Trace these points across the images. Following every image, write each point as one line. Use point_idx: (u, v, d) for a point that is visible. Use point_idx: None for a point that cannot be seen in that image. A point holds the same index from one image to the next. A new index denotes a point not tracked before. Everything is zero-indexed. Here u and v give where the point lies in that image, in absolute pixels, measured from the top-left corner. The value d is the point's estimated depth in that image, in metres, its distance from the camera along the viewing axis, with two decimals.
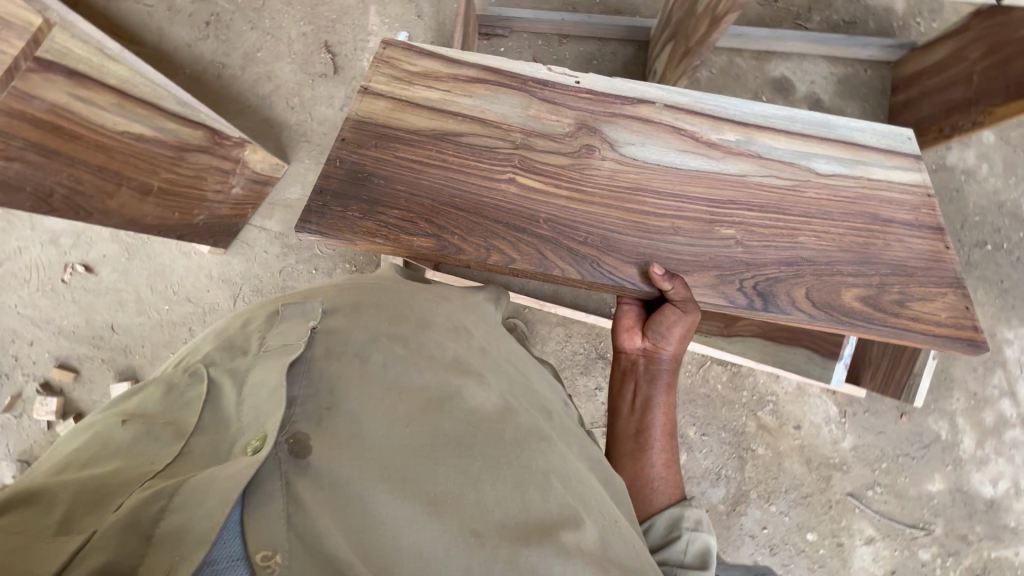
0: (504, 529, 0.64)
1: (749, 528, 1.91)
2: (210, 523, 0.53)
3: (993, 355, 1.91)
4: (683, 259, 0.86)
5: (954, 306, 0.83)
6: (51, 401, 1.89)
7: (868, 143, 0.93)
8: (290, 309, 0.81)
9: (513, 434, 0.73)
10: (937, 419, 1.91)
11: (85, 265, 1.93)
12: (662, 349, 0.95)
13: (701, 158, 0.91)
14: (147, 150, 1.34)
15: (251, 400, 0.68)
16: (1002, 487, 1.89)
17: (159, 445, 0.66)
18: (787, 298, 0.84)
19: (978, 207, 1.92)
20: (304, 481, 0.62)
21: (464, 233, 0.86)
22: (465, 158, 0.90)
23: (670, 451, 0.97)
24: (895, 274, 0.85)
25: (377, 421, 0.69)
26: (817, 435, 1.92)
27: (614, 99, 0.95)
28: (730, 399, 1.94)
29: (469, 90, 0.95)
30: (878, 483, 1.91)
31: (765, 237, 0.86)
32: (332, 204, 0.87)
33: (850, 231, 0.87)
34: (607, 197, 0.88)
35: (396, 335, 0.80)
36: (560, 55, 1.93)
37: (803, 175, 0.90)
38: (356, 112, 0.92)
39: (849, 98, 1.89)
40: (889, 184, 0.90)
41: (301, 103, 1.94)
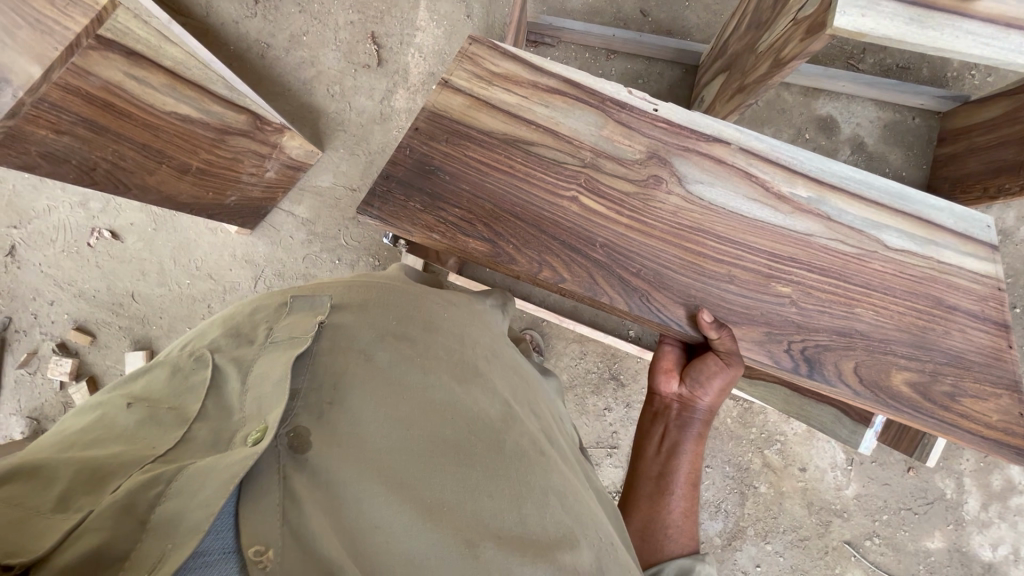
0: (503, 551, 0.52)
1: (742, 563, 1.92)
2: (208, 509, 0.42)
3: None
4: (734, 309, 0.85)
5: (1007, 411, 0.83)
6: (66, 362, 1.91)
7: (943, 223, 0.91)
8: (297, 300, 0.65)
9: (516, 444, 0.60)
10: (944, 477, 1.89)
11: (111, 231, 1.94)
12: (699, 399, 0.96)
13: (768, 209, 0.89)
14: (191, 130, 1.34)
15: (257, 390, 0.54)
16: (1001, 552, 1.88)
17: (165, 429, 0.53)
18: (834, 368, 0.83)
19: (1012, 268, 1.90)
20: (303, 478, 0.50)
21: (519, 244, 0.85)
22: (533, 168, 0.89)
23: (690, 503, 0.96)
24: (951, 365, 0.85)
25: (375, 421, 0.56)
26: (820, 479, 1.92)
27: (690, 132, 0.93)
28: (737, 434, 1.93)
29: (546, 99, 0.93)
30: (877, 534, 1.90)
31: (821, 302, 0.86)
32: (396, 192, 0.86)
33: (911, 311, 0.86)
34: (667, 233, 0.87)
35: (405, 335, 0.65)
36: (606, 71, 1.90)
37: (870, 246, 0.88)
38: (432, 103, 0.91)
39: (893, 145, 1.85)
40: (959, 270, 0.88)
41: (341, 92, 1.92)
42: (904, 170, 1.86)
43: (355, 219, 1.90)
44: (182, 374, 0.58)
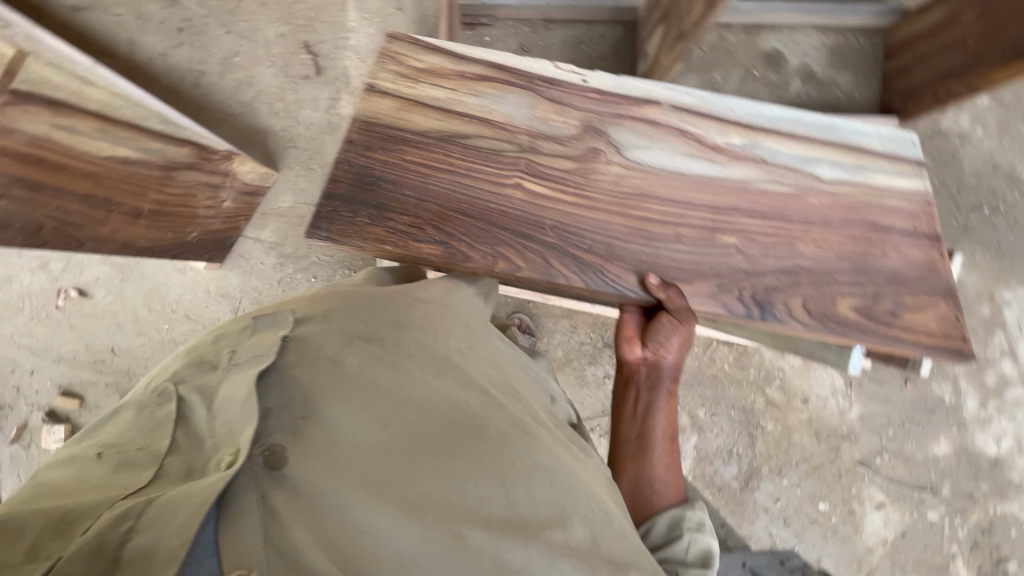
0: (492, 537, 0.51)
1: (762, 502, 1.94)
2: (180, 539, 0.42)
3: (993, 317, 1.95)
4: (683, 267, 0.86)
5: (944, 317, 0.86)
6: (58, 429, 1.88)
7: (873, 148, 0.97)
8: (259, 320, 0.65)
9: (497, 429, 0.59)
10: (940, 383, 1.95)
11: (79, 289, 1.89)
12: (664, 357, 0.95)
13: (706, 162, 0.92)
14: (131, 173, 1.34)
15: (224, 412, 0.53)
16: (1006, 445, 1.94)
17: (136, 467, 0.51)
18: (783, 307, 0.85)
19: (974, 169, 1.96)
20: (283, 493, 0.48)
21: (471, 240, 0.84)
22: (471, 161, 0.88)
23: (672, 457, 0.96)
24: (889, 284, 0.87)
25: (351, 424, 0.55)
26: (824, 407, 1.96)
27: (621, 99, 0.95)
28: (737, 378, 1.96)
29: (474, 88, 0.93)
30: (886, 450, 1.95)
31: (765, 246, 0.88)
32: (341, 209, 0.83)
33: (849, 239, 0.89)
34: (611, 203, 0.88)
35: (374, 336, 0.64)
36: (547, 42, 1.87)
37: (806, 181, 0.92)
38: (362, 112, 0.89)
39: (842, 68, 1.86)
40: (890, 191, 0.94)
41: (285, 108, 1.88)
42: (856, 92, 1.86)
43: None
44: (147, 412, 0.56)
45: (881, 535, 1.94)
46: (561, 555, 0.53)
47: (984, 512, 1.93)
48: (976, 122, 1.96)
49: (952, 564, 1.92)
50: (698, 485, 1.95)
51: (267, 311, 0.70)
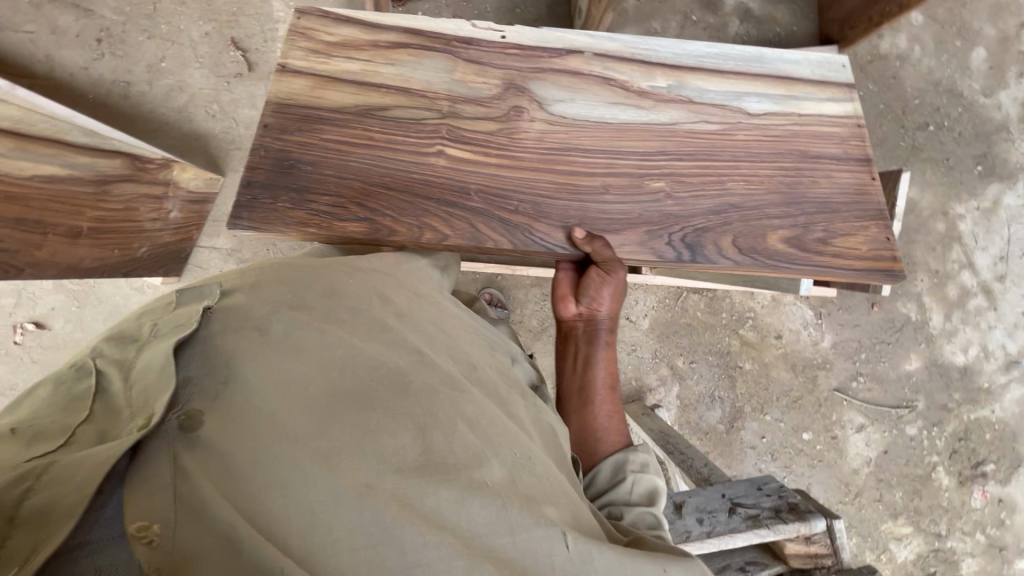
0: (404, 482, 0.51)
1: (749, 440, 1.99)
2: (82, 492, 0.43)
3: (949, 232, 1.99)
4: (612, 218, 0.91)
5: (875, 240, 0.93)
6: None
7: (803, 76, 1.00)
8: (184, 296, 0.66)
9: (422, 383, 0.60)
10: (905, 302, 2.01)
11: (35, 322, 1.82)
12: (598, 309, 0.97)
13: (632, 109, 0.95)
14: (63, 190, 1.29)
15: (141, 381, 0.54)
16: (973, 354, 2.01)
17: (44, 439, 0.51)
18: (714, 247, 0.90)
19: (917, 90, 1.99)
20: (196, 455, 0.49)
21: (397, 213, 0.87)
22: (392, 134, 0.91)
23: (615, 406, 0.97)
24: (821, 212, 0.94)
25: (269, 383, 0.55)
26: (797, 340, 2.00)
27: (543, 52, 0.97)
28: (710, 323, 2.00)
29: (391, 56, 0.94)
30: (861, 373, 2.00)
31: (694, 187, 0.93)
32: (261, 196, 0.86)
33: (779, 172, 0.94)
34: (537, 161, 0.92)
35: (302, 304, 0.65)
36: (481, 9, 1.83)
37: (735, 116, 0.96)
38: (275, 94, 0.91)
39: (780, 2, 1.85)
40: (821, 117, 0.98)
41: (222, 109, 1.82)
42: (794, 26, 1.88)
43: None
44: (63, 386, 0.56)
45: (864, 455, 2.01)
46: (476, 495, 0.53)
47: (959, 419, 2.01)
48: (913, 41, 1.99)
49: (933, 473, 2.00)
50: (685, 433, 1.99)
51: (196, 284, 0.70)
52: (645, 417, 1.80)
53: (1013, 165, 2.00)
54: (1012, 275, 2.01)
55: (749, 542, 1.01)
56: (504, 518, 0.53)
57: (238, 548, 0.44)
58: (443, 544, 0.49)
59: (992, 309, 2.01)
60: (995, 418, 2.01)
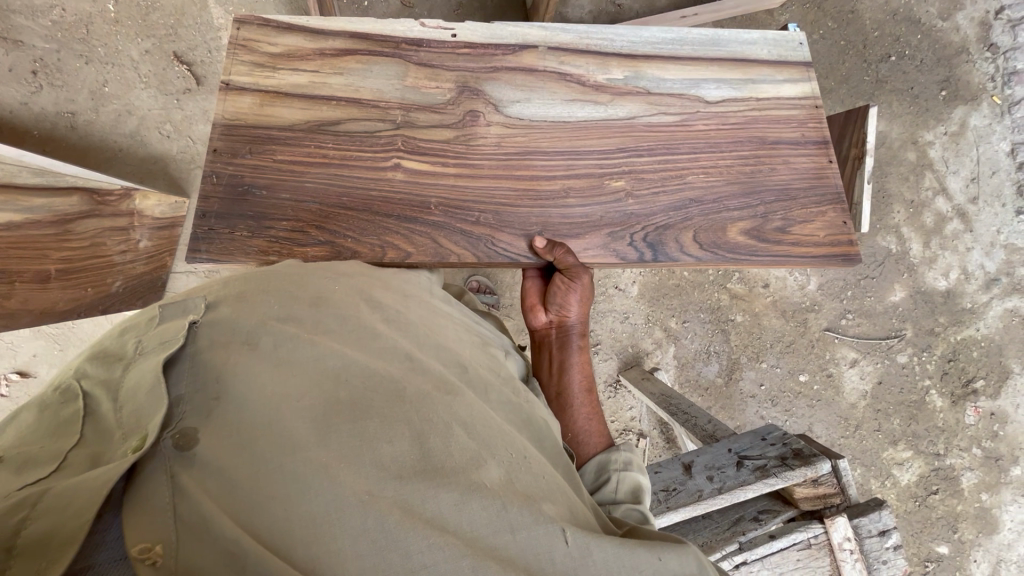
0: (403, 489, 0.51)
1: (748, 390, 2.03)
2: (83, 516, 0.42)
3: (920, 160, 2.01)
4: (574, 223, 0.95)
5: (833, 225, 0.98)
6: None
7: (760, 57, 1.06)
8: (166, 308, 0.63)
9: (416, 389, 0.59)
10: (885, 236, 2.03)
11: (19, 371, 1.75)
12: (568, 316, 1.02)
13: (590, 105, 1.00)
14: (26, 236, 1.33)
15: (132, 400, 0.52)
16: (954, 277, 2.05)
17: (33, 466, 0.49)
18: (675, 244, 0.95)
19: (875, 22, 1.98)
20: (194, 473, 0.48)
21: (357, 234, 0.90)
22: (345, 150, 0.93)
23: (593, 406, 1.01)
24: (779, 201, 0.99)
25: (263, 396, 0.54)
26: (784, 287, 2.03)
27: (495, 50, 1.00)
28: (699, 281, 2.01)
29: (337, 65, 0.96)
30: (848, 311, 2.05)
31: (654, 184, 0.97)
32: (218, 225, 0.89)
33: (739, 161, 0.99)
34: (495, 166, 0.95)
35: (291, 316, 0.63)
36: None
37: (692, 104, 1.02)
38: (222, 116, 0.93)
39: None
40: (780, 100, 1.04)
41: (175, 129, 1.76)
42: None
43: None
44: (48, 411, 0.53)
45: (860, 388, 2.06)
46: (476, 496, 0.53)
47: (947, 342, 2.06)
48: None
49: (926, 397, 2.06)
50: (686, 391, 2.02)
51: (177, 297, 0.67)
52: (646, 382, 1.82)
53: (976, 86, 2.01)
54: (984, 195, 2.04)
55: (760, 492, 1.03)
56: (505, 515, 0.53)
57: (242, 563, 0.43)
58: (445, 548, 0.49)
59: (968, 231, 2.04)
60: (981, 336, 2.06)
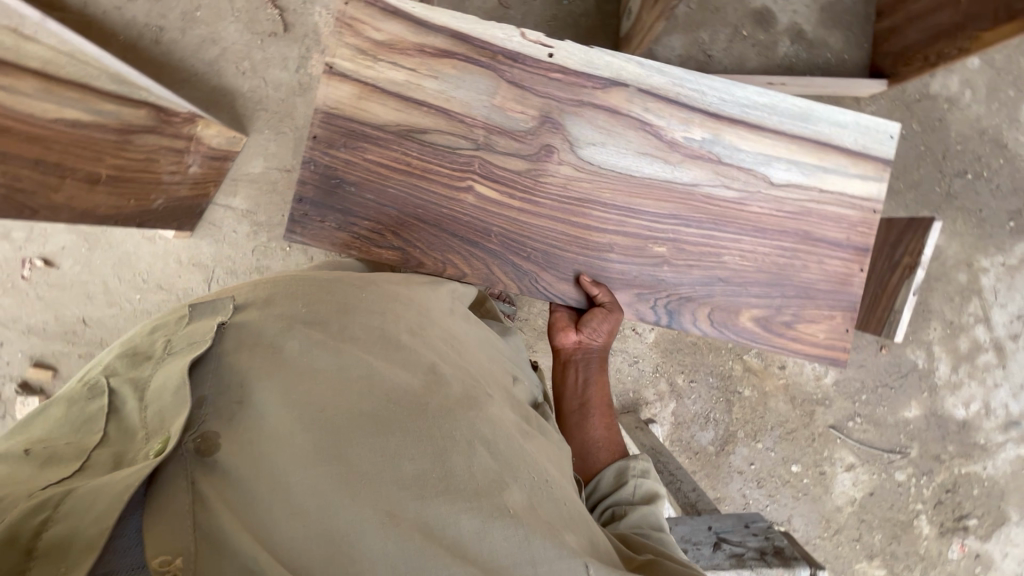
0: (428, 506, 0.62)
1: (737, 465, 2.00)
2: (99, 526, 0.50)
3: (970, 284, 1.96)
4: (614, 275, 1.05)
5: (835, 330, 1.09)
6: (32, 400, 1.80)
7: (845, 143, 1.05)
8: (196, 310, 0.77)
9: (438, 406, 0.71)
10: (914, 349, 1.98)
11: (45, 259, 1.79)
12: (595, 342, 1.08)
13: (659, 163, 1.03)
14: (84, 135, 1.33)
15: (156, 404, 0.62)
16: (973, 409, 1.99)
17: (61, 465, 0.60)
18: (690, 316, 1.07)
19: (960, 135, 1.93)
20: (211, 479, 0.58)
21: (425, 246, 1.01)
22: (428, 161, 1.00)
23: (609, 419, 1.08)
24: (798, 297, 1.08)
25: (290, 412, 0.64)
26: (800, 372, 1.99)
27: (586, 81, 1.00)
28: (716, 345, 1.98)
29: (434, 67, 0.98)
30: (858, 414, 2.00)
31: (691, 257, 1.05)
32: (310, 213, 1.00)
33: (776, 251, 1.06)
34: (556, 209, 1.02)
35: (314, 321, 0.78)
36: None
37: (759, 184, 1.04)
38: (324, 102, 0.97)
39: (831, 28, 1.83)
40: (842, 196, 1.06)
41: (252, 68, 1.78)
42: (846, 53, 1.85)
43: None
44: (79, 404, 0.66)
45: (850, 494, 2.01)
46: (497, 521, 0.63)
47: (949, 472, 2.00)
48: (965, 86, 1.93)
49: (915, 521, 2.00)
50: (675, 450, 1.99)
51: (204, 298, 0.82)
52: (638, 431, 1.80)
53: None
54: None
55: None
56: (510, 530, 0.63)
57: None
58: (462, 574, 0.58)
59: (1000, 366, 1.98)
60: (985, 475, 2.01)
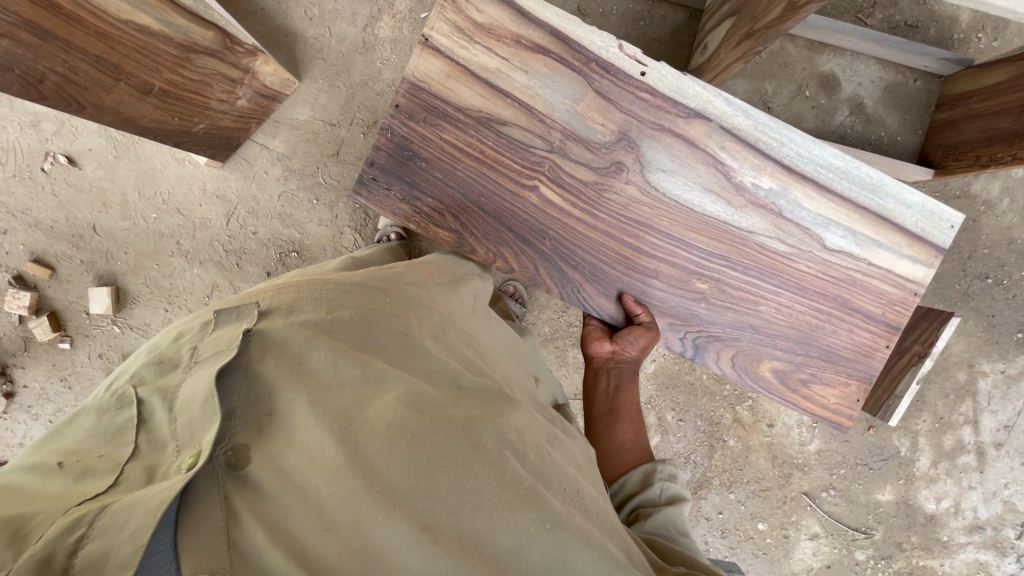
0: (460, 525, 0.66)
1: (705, 510, 2.02)
2: (134, 544, 0.53)
3: (966, 384, 1.99)
4: (653, 300, 1.10)
5: (846, 396, 1.12)
6: (24, 295, 1.75)
7: (905, 222, 1.05)
8: (220, 317, 0.80)
9: (465, 420, 0.74)
10: (900, 436, 2.00)
11: (68, 157, 1.74)
12: (628, 355, 1.13)
13: (722, 204, 1.06)
14: (149, 44, 1.40)
15: (183, 416, 0.65)
16: (944, 505, 2.02)
17: (94, 477, 0.63)
18: (714, 353, 1.11)
19: (989, 240, 1.94)
20: (242, 494, 0.63)
21: (480, 236, 1.07)
22: (501, 154, 1.03)
23: (637, 424, 1.13)
24: (820, 358, 1.11)
25: (319, 427, 0.67)
26: (787, 434, 2.00)
27: (672, 107, 1.02)
28: (712, 390, 1.98)
29: (527, 61, 1.00)
30: (833, 486, 2.01)
31: (729, 300, 1.09)
32: (379, 178, 1.06)
33: (812, 311, 1.09)
34: (612, 226, 1.07)
35: (334, 331, 0.79)
36: (607, 9, 1.78)
37: (811, 244, 1.06)
38: (413, 72, 1.01)
39: (891, 108, 1.85)
40: (889, 272, 1.07)
41: (320, 15, 1.72)
42: (899, 135, 1.87)
43: (336, 156, 1.76)
44: (109, 415, 0.69)
45: (808, 562, 2.04)
46: (531, 536, 0.67)
47: (907, 561, 2.03)
48: (1004, 193, 1.92)
49: None
50: None
51: (229, 304, 0.84)
52: None
53: None
54: (1009, 446, 2.00)
55: None
56: (543, 548, 0.67)
57: None
58: None
59: (978, 470, 2.01)
60: (940, 571, 2.04)
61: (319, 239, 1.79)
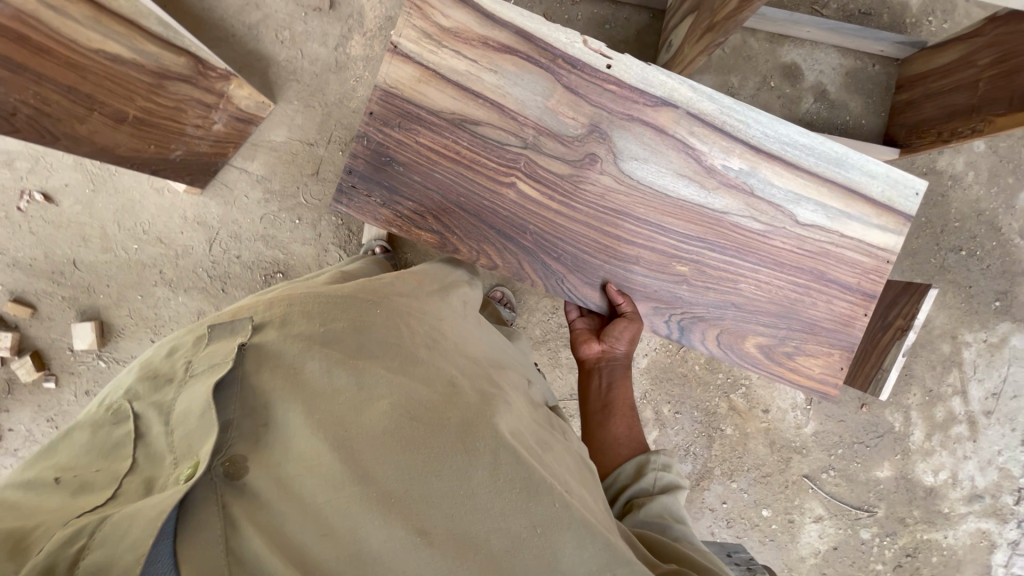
0: (456, 520, 0.67)
1: (709, 501, 2.03)
2: (135, 554, 0.52)
3: (952, 355, 2.03)
4: (636, 286, 1.12)
5: (831, 365, 1.13)
6: (5, 336, 1.73)
7: (871, 192, 1.08)
8: (214, 331, 0.79)
9: (457, 416, 0.75)
10: (893, 412, 2.03)
11: (44, 194, 1.73)
12: (617, 350, 1.14)
13: (695, 188, 1.08)
14: (119, 71, 1.42)
15: (182, 428, 0.65)
16: (942, 477, 2.04)
17: (92, 492, 0.62)
18: (699, 334, 1.13)
19: (959, 213, 1.99)
20: (241, 503, 0.62)
21: (461, 234, 1.08)
22: (477, 153, 1.05)
23: (631, 419, 1.13)
24: (802, 331, 1.13)
25: (314, 433, 0.67)
26: (782, 419, 2.01)
27: (639, 97, 1.05)
28: (706, 380, 1.99)
29: (496, 61, 1.03)
30: (833, 467, 2.03)
31: (710, 281, 1.11)
32: (359, 185, 1.06)
33: (790, 286, 1.11)
34: (591, 217, 1.09)
35: (325, 338, 0.80)
36: (572, 16, 1.82)
37: (784, 220, 1.09)
38: (385, 79, 1.03)
39: (854, 93, 1.91)
40: (860, 242, 1.10)
41: (291, 38, 1.74)
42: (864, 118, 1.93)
43: (316, 175, 1.77)
44: (106, 429, 0.69)
45: (814, 545, 2.05)
46: (525, 527, 0.69)
47: (911, 536, 2.05)
48: (969, 166, 1.98)
49: None
50: None
51: (222, 319, 0.84)
52: None
53: None
54: (999, 413, 2.03)
55: None
56: (539, 538, 0.68)
57: None
58: None
59: (971, 440, 2.03)
60: (945, 543, 2.05)
61: (303, 258, 1.80)
